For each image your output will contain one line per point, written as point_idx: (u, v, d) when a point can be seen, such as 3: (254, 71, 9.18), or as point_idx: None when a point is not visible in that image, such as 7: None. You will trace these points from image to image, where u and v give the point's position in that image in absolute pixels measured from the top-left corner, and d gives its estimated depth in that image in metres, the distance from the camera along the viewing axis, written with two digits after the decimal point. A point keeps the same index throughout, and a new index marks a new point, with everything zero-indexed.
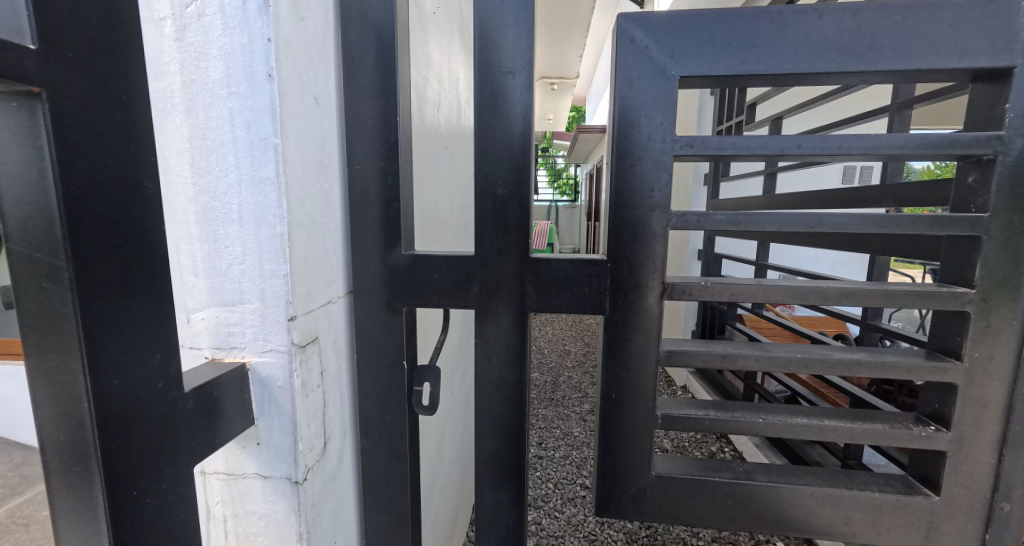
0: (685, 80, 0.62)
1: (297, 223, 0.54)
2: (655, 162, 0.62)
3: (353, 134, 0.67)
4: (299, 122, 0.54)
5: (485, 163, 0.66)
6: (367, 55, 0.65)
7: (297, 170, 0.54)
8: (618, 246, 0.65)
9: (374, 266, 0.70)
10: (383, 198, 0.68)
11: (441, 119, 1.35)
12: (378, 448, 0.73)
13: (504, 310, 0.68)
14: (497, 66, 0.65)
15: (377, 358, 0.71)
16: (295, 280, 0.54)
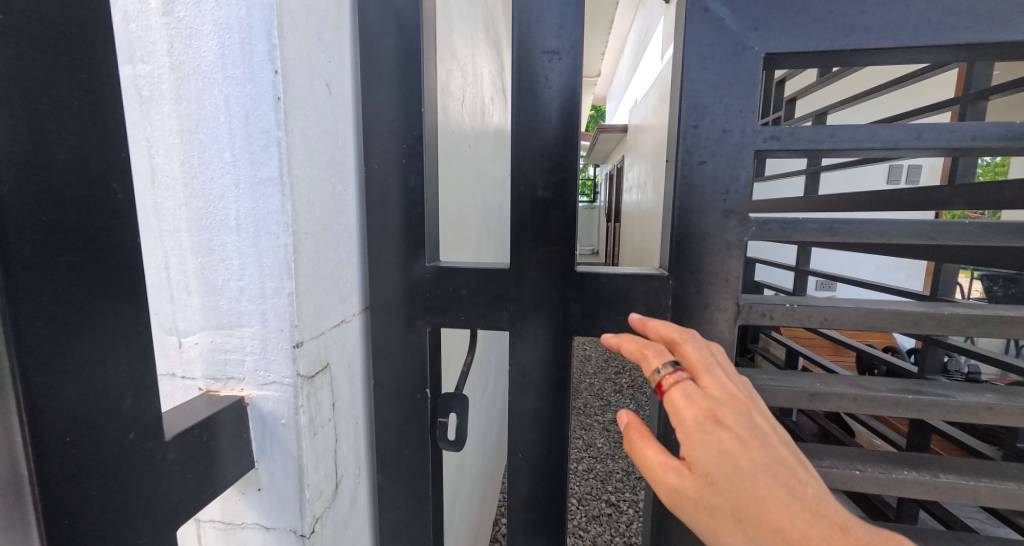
0: (770, 58, 0.52)
1: (304, 232, 0.45)
2: (729, 160, 0.54)
3: (371, 129, 0.58)
4: (309, 111, 0.46)
5: (522, 161, 0.57)
6: (388, 34, 0.57)
7: (305, 169, 0.46)
8: (684, 256, 0.56)
9: (393, 280, 0.61)
10: (404, 202, 0.59)
11: (465, 116, 1.26)
12: (396, 487, 0.65)
13: (544, 332, 0.60)
14: (537, 46, 0.56)
15: (396, 384, 0.63)
16: (301, 299, 0.46)
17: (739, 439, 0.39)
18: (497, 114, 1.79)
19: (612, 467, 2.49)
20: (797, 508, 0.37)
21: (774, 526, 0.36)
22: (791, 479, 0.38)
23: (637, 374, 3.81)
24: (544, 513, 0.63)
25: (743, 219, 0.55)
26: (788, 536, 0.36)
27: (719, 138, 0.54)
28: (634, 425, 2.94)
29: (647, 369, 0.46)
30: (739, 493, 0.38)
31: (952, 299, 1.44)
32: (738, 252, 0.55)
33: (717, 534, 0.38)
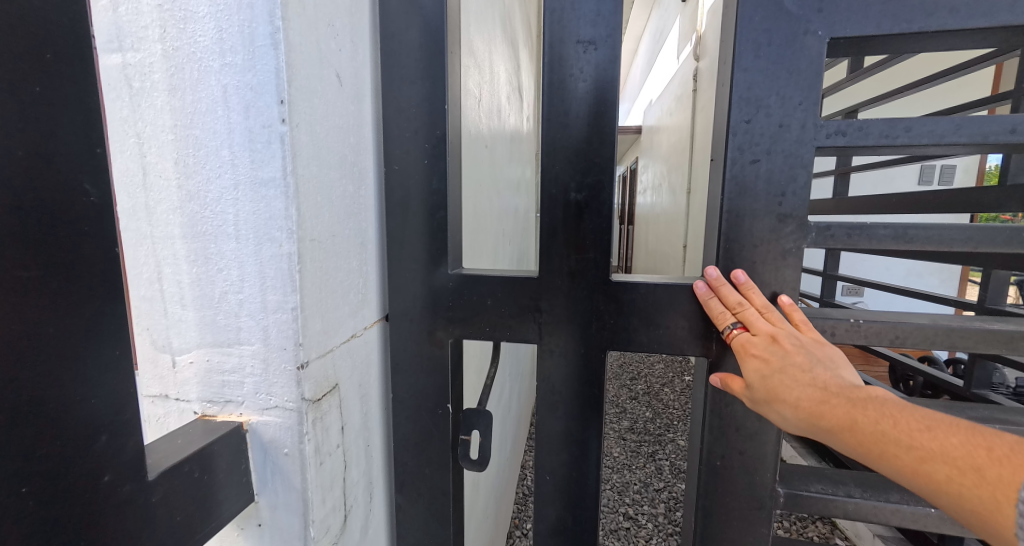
0: (834, 43, 0.51)
1: (312, 238, 0.41)
2: (787, 155, 0.53)
3: (390, 125, 0.54)
4: (317, 101, 0.41)
5: (553, 162, 0.53)
6: (410, 25, 0.52)
7: (313, 168, 0.41)
8: (735, 260, 0.55)
9: (413, 287, 0.57)
10: (427, 205, 0.54)
11: (482, 115, 1.22)
12: (414, 510, 0.61)
13: (572, 344, 0.57)
14: (570, 36, 0.51)
15: (416, 399, 0.59)
16: (307, 316, 0.41)
17: (761, 357, 0.50)
18: (512, 114, 1.74)
19: (630, 478, 2.41)
20: (805, 391, 0.48)
21: (789, 402, 0.48)
22: (802, 373, 0.49)
23: (652, 380, 3.72)
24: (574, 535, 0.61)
25: (801, 222, 0.54)
26: (798, 407, 0.48)
27: (777, 134, 0.53)
28: (650, 434, 2.85)
29: (703, 314, 0.55)
30: (763, 386, 0.50)
31: (1004, 309, 1.34)
32: (795, 254, 0.54)
33: (762, 415, 0.51)
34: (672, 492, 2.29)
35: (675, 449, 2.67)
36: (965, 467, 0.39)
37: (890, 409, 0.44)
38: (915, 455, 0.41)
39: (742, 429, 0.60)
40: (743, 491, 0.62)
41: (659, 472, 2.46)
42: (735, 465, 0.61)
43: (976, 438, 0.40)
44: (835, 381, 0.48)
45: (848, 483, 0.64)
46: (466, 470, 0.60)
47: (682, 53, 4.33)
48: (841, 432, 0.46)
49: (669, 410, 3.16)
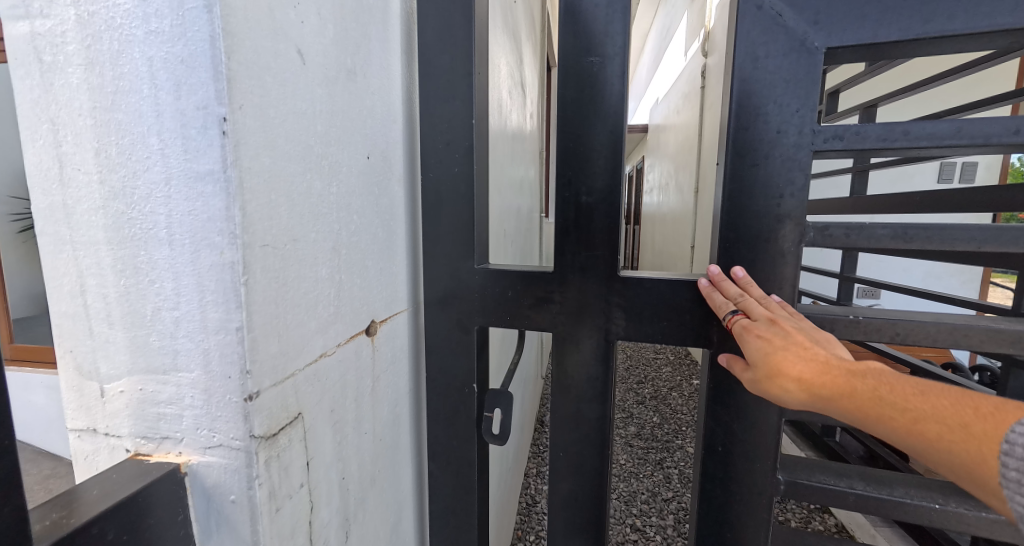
0: (833, 53, 0.55)
1: (266, 244, 0.35)
2: (786, 161, 0.57)
3: (428, 140, 0.67)
4: (276, 83, 0.36)
5: (568, 168, 0.61)
6: (444, 53, 0.65)
7: (266, 162, 0.34)
8: (731, 258, 0.60)
9: (445, 278, 0.69)
10: (461, 206, 0.67)
11: None
12: (444, 475, 0.74)
13: (586, 334, 0.65)
14: (586, 54, 0.59)
15: (448, 378, 0.72)
16: (259, 337, 0.34)
17: (763, 337, 0.50)
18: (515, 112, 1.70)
19: (637, 487, 2.33)
20: (807, 365, 0.47)
21: (793, 378, 0.47)
22: (803, 349, 0.48)
23: (658, 384, 3.63)
24: (581, 508, 0.71)
25: (798, 221, 0.58)
26: (802, 382, 0.47)
27: (775, 141, 0.58)
28: (658, 440, 2.76)
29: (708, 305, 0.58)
30: (765, 363, 0.49)
31: None
32: (793, 253, 0.58)
33: (764, 394, 0.50)
34: (681, 502, 2.21)
35: (683, 457, 2.58)
36: (955, 425, 0.39)
37: (889, 377, 0.44)
38: (910, 415, 0.41)
39: (743, 417, 0.64)
40: (744, 477, 0.66)
41: (667, 480, 2.38)
42: (735, 450, 0.65)
43: (966, 399, 0.41)
44: (834, 357, 0.48)
45: (851, 475, 0.67)
46: (488, 443, 0.70)
47: (689, 50, 4.26)
48: (842, 400, 0.45)
49: (676, 416, 3.08)
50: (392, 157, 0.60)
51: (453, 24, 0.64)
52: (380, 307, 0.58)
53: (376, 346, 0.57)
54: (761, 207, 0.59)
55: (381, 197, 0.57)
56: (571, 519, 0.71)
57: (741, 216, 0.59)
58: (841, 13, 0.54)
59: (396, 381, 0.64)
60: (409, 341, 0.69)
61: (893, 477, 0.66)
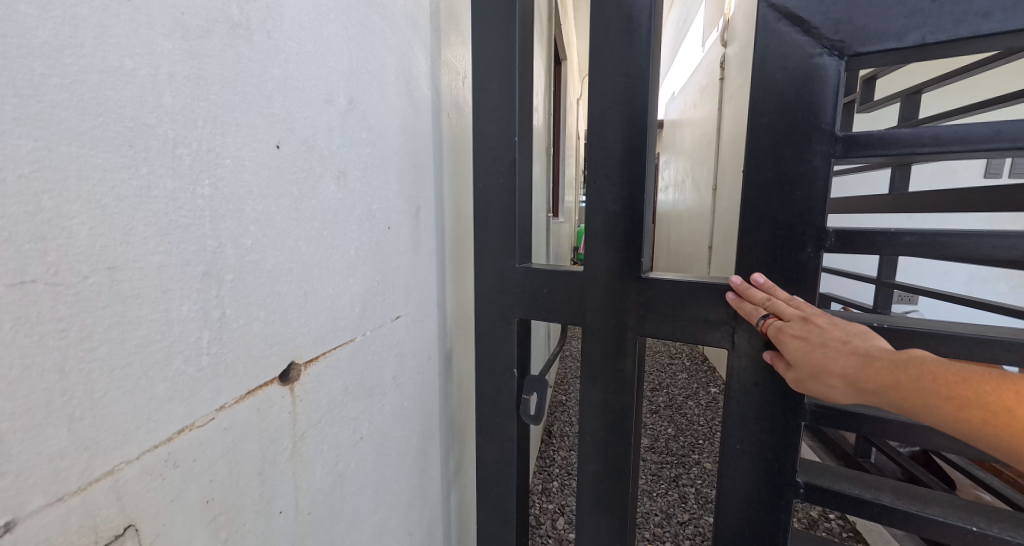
0: (859, 63, 0.60)
1: (32, 279, 0.22)
2: (814, 170, 0.62)
3: (479, 155, 0.77)
4: (52, 14, 0.23)
5: (599, 178, 0.70)
6: (492, 78, 0.75)
7: (29, 145, 0.22)
8: (753, 260, 0.65)
9: (491, 275, 0.80)
10: (505, 212, 0.76)
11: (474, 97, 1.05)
12: (488, 451, 0.85)
13: (611, 330, 0.73)
14: (614, 74, 0.66)
15: (492, 364, 0.83)
16: (22, 430, 0.22)
17: (799, 337, 0.57)
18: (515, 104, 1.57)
19: (650, 507, 2.17)
20: (847, 360, 0.54)
21: (834, 373, 0.55)
22: (842, 344, 0.55)
23: (673, 392, 3.45)
24: (607, 491, 0.77)
25: (818, 223, 0.62)
26: (843, 375, 0.55)
27: (798, 149, 0.63)
28: (673, 455, 2.58)
29: (740, 313, 0.64)
30: (808, 362, 0.57)
31: None
32: (813, 258, 0.63)
33: (814, 388, 0.58)
34: (699, 527, 2.04)
35: (700, 475, 2.40)
36: (998, 409, 0.46)
37: (930, 366, 0.50)
38: (954, 403, 0.48)
39: (759, 416, 0.68)
40: (758, 475, 0.69)
41: (683, 501, 2.20)
42: (753, 447, 0.69)
43: (1008, 383, 0.47)
44: (872, 349, 0.54)
45: (881, 488, 0.66)
46: (527, 422, 0.81)
47: (708, 40, 4.05)
48: (887, 391, 0.52)
49: (692, 427, 2.90)
50: (327, 147, 0.47)
51: (500, 53, 0.73)
52: (303, 344, 0.44)
53: (301, 395, 0.44)
54: (780, 212, 0.64)
55: (307, 198, 0.44)
56: (600, 496, 0.77)
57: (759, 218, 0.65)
58: (869, 18, 0.57)
59: (334, 431, 0.50)
60: (362, 379, 0.56)
61: (925, 495, 0.65)
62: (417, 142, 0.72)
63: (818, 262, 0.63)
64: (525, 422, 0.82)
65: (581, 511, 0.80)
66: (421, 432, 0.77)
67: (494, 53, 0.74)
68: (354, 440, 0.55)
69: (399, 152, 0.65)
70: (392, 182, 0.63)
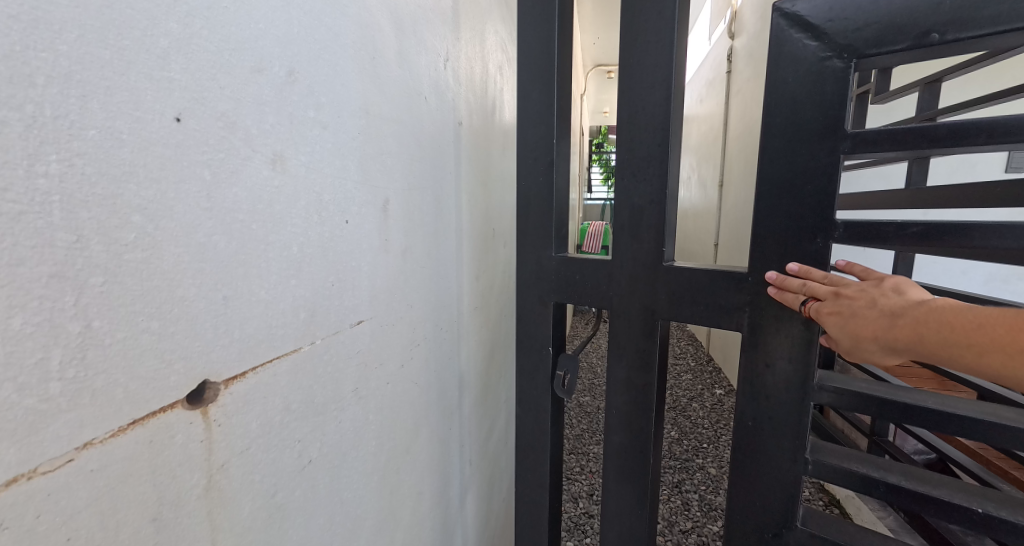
0: (865, 64, 0.57)
1: None
2: (817, 164, 0.61)
3: (521, 155, 0.83)
4: None
5: (630, 176, 0.74)
6: (533, 89, 0.81)
7: None
8: (770, 256, 0.65)
9: (531, 262, 0.87)
10: (546, 207, 0.83)
11: (455, 80, 0.96)
12: (526, 419, 0.91)
13: (635, 312, 0.77)
14: (641, 82, 0.71)
15: (530, 342, 0.89)
16: None
17: (834, 314, 0.57)
18: (507, 95, 1.52)
19: None
20: (879, 325, 0.55)
21: (870, 340, 0.56)
22: (871, 309, 0.56)
23: (677, 392, 3.38)
24: (629, 461, 0.80)
25: (828, 216, 0.61)
26: (878, 341, 0.55)
27: (808, 148, 0.61)
28: (676, 458, 2.52)
29: (779, 299, 0.63)
30: (846, 335, 0.57)
31: None
32: (820, 250, 0.62)
33: (854, 355, 0.59)
34: (700, 535, 1.96)
35: (704, 479, 2.33)
36: (1014, 350, 0.48)
37: (952, 316, 0.51)
38: (975, 351, 0.50)
39: (770, 396, 0.68)
40: (772, 457, 0.69)
41: (686, 507, 2.13)
42: (766, 427, 0.69)
43: (1021, 320, 0.48)
44: (900, 307, 0.54)
45: (890, 468, 0.63)
46: (559, 395, 0.86)
47: (713, 33, 3.96)
48: (919, 350, 0.53)
49: (696, 430, 2.81)
50: (255, 127, 0.40)
51: (539, 65, 0.80)
52: (220, 361, 0.37)
53: (218, 421, 0.37)
54: (792, 205, 0.63)
55: (226, 185, 0.37)
56: (623, 465, 0.81)
57: (772, 215, 0.64)
58: (874, 20, 0.55)
59: (270, 458, 0.43)
60: (311, 393, 0.50)
61: (935, 478, 0.62)
62: (391, 128, 0.66)
63: (827, 255, 0.61)
64: (559, 396, 0.87)
65: (607, 479, 0.83)
66: (393, 448, 0.71)
67: (531, 61, 0.80)
68: (299, 467, 0.48)
69: (361, 138, 0.58)
70: (352, 170, 0.56)
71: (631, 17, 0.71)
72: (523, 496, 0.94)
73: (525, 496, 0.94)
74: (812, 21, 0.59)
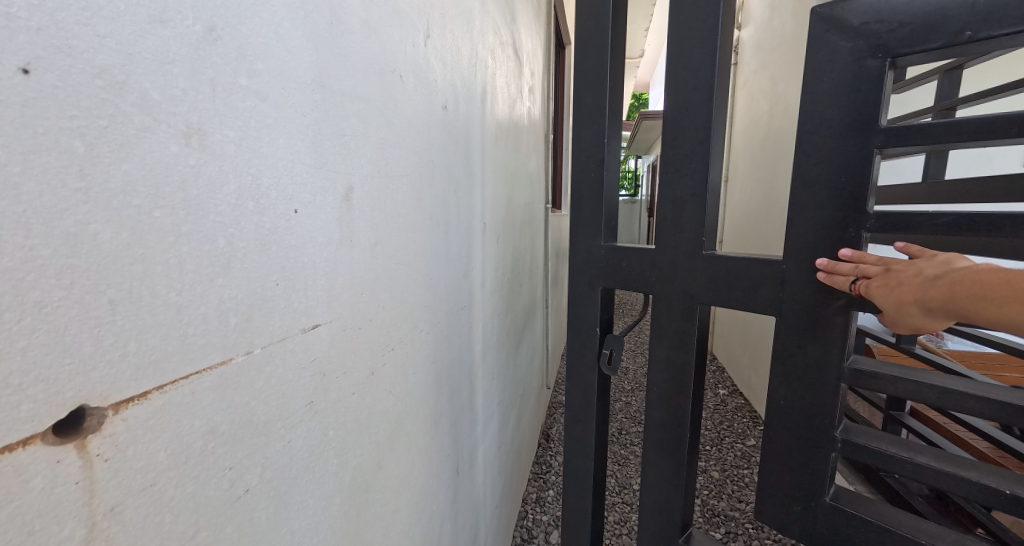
0: (899, 62, 0.54)
1: None
2: (846, 158, 0.59)
3: (576, 154, 0.85)
4: None
5: (671, 171, 0.74)
6: (587, 92, 0.82)
7: None
8: (802, 255, 0.63)
9: (582, 250, 0.88)
10: (594, 195, 0.84)
11: (436, 60, 0.88)
12: (574, 394, 0.94)
13: (675, 296, 0.76)
14: (683, 72, 0.70)
15: (579, 323, 0.91)
16: None
17: (888, 287, 0.55)
18: (501, 83, 1.43)
19: None
20: (925, 291, 0.55)
21: (918, 307, 0.55)
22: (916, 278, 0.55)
23: None
24: (673, 436, 0.80)
25: (860, 211, 0.58)
26: (925, 306, 0.55)
27: (837, 142, 0.59)
28: None
29: (827, 283, 0.60)
30: (895, 305, 0.56)
31: None
32: (853, 239, 0.59)
33: (904, 328, 0.57)
34: None
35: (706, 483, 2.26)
36: None
37: (985, 275, 0.52)
38: (1009, 305, 0.50)
39: (803, 378, 0.66)
40: (809, 442, 0.67)
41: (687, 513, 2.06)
42: (798, 410, 0.67)
43: None
44: (939, 273, 0.55)
45: (920, 449, 0.61)
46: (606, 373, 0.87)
47: None
48: (962, 310, 0.53)
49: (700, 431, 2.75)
50: (160, 94, 0.32)
51: (590, 70, 0.81)
52: (106, 379, 0.30)
53: (104, 456, 0.29)
54: (825, 196, 0.61)
55: (114, 161, 0.29)
56: (663, 440, 0.81)
57: (803, 209, 0.63)
58: (908, 20, 0.52)
59: (194, 482, 0.36)
60: (247, 412, 0.42)
61: (972, 462, 0.59)
62: (351, 104, 0.58)
63: (861, 244, 0.58)
64: (605, 374, 0.88)
65: (646, 450, 0.84)
66: (359, 465, 0.63)
67: (588, 63, 0.81)
68: (230, 499, 0.40)
69: (307, 110, 0.49)
70: (300, 153, 0.48)
71: (677, 17, 0.70)
72: (571, 467, 0.96)
73: (573, 463, 0.96)
74: (850, 22, 0.56)
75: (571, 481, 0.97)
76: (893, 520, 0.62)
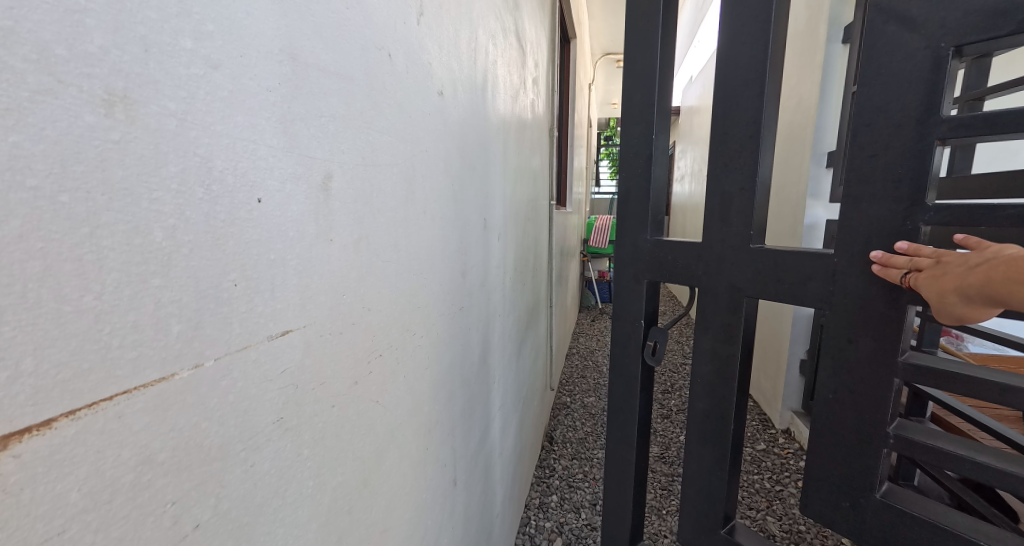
0: (960, 50, 0.51)
1: None
2: (903, 149, 0.55)
3: (626, 153, 0.85)
4: None
5: (719, 164, 0.72)
6: (635, 88, 0.81)
7: None
8: (855, 248, 0.60)
9: (630, 244, 0.87)
10: (647, 186, 0.82)
11: (432, 42, 0.82)
12: (618, 383, 0.92)
13: (722, 289, 0.74)
14: (736, 64, 0.67)
15: (626, 315, 0.89)
16: None
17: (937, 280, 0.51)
18: (502, 73, 1.36)
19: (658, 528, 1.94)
20: (972, 280, 0.51)
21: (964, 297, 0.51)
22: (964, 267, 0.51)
23: None
24: (716, 427, 0.77)
25: (916, 202, 0.54)
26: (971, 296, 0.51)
27: (893, 133, 0.56)
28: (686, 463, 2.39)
29: (881, 276, 0.57)
30: (944, 298, 0.52)
31: None
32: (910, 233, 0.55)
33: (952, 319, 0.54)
34: None
35: None
36: None
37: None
38: None
39: (858, 375, 0.62)
40: (861, 439, 0.63)
41: None
42: (848, 407, 0.64)
43: None
44: (986, 261, 0.51)
45: (985, 452, 0.57)
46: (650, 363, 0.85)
47: None
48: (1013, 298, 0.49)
49: None
50: (66, 49, 0.26)
51: (639, 65, 0.80)
52: None
53: None
54: (882, 188, 0.57)
55: None
56: (706, 432, 0.79)
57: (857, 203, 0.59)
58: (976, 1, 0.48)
59: (129, 517, 0.31)
60: (196, 434, 0.36)
61: None
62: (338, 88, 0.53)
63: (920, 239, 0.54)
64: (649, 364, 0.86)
65: (689, 441, 0.82)
66: (341, 484, 0.57)
67: (639, 57, 0.80)
68: (174, 538, 0.34)
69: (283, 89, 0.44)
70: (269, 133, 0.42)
71: (731, 12, 0.68)
72: (613, 457, 0.94)
73: (615, 451, 0.94)
74: (912, 4, 0.53)
75: (612, 474, 0.95)
76: (952, 523, 0.58)
